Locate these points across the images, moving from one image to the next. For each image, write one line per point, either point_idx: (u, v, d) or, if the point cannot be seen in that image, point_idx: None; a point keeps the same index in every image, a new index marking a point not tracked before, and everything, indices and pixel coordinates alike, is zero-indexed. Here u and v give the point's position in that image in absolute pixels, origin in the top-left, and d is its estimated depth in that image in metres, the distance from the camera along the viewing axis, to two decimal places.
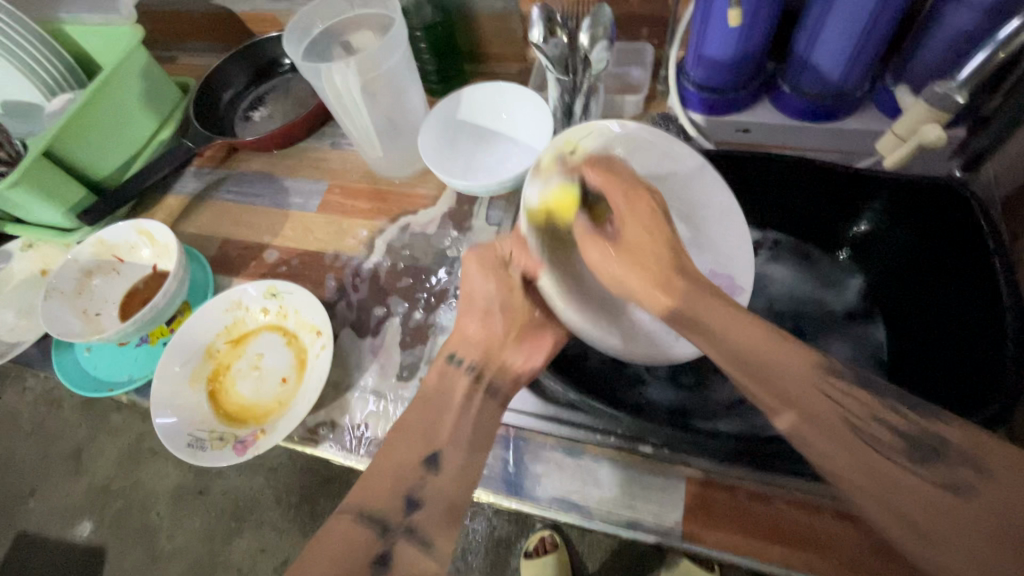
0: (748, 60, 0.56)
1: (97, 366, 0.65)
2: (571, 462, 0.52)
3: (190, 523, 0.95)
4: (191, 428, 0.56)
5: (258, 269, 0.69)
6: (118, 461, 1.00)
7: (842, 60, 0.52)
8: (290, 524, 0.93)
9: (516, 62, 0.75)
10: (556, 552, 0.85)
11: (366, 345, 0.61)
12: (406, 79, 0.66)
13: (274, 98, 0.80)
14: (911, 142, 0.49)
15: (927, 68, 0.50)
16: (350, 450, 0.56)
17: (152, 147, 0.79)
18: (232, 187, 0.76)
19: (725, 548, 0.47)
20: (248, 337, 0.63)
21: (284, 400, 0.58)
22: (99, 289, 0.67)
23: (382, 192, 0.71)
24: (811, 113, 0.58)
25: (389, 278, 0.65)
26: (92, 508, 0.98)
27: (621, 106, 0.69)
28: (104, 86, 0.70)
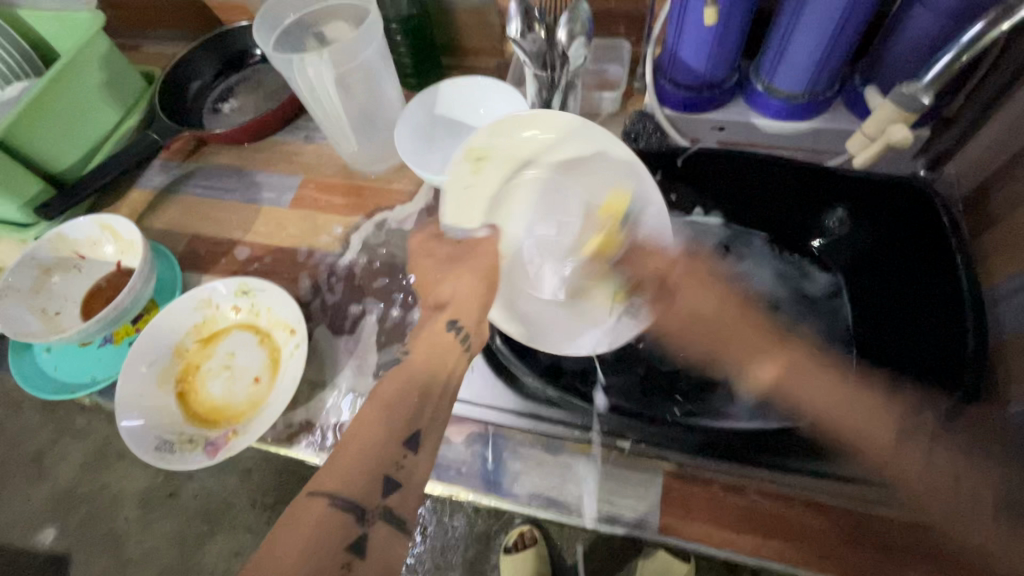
0: (724, 58, 0.56)
1: (58, 367, 0.62)
2: (550, 458, 0.52)
3: (160, 527, 0.93)
4: (159, 431, 0.54)
5: (228, 266, 0.67)
6: (82, 465, 0.97)
7: (811, 60, 0.53)
8: (265, 525, 0.92)
9: (493, 57, 0.75)
10: (535, 547, 0.85)
11: (342, 343, 0.60)
12: (382, 72, 0.64)
13: (244, 90, 0.78)
14: (880, 141, 0.49)
15: (897, 70, 0.51)
16: (326, 450, 0.55)
17: (115, 139, 0.76)
18: (201, 181, 0.74)
19: (700, 539, 0.48)
20: (218, 336, 0.61)
21: (257, 400, 0.57)
22: (59, 288, 0.65)
23: (358, 188, 0.70)
24: (784, 112, 0.59)
25: (366, 275, 0.64)
26: (56, 514, 0.94)
27: (599, 103, 0.69)
28: (61, 75, 0.67)
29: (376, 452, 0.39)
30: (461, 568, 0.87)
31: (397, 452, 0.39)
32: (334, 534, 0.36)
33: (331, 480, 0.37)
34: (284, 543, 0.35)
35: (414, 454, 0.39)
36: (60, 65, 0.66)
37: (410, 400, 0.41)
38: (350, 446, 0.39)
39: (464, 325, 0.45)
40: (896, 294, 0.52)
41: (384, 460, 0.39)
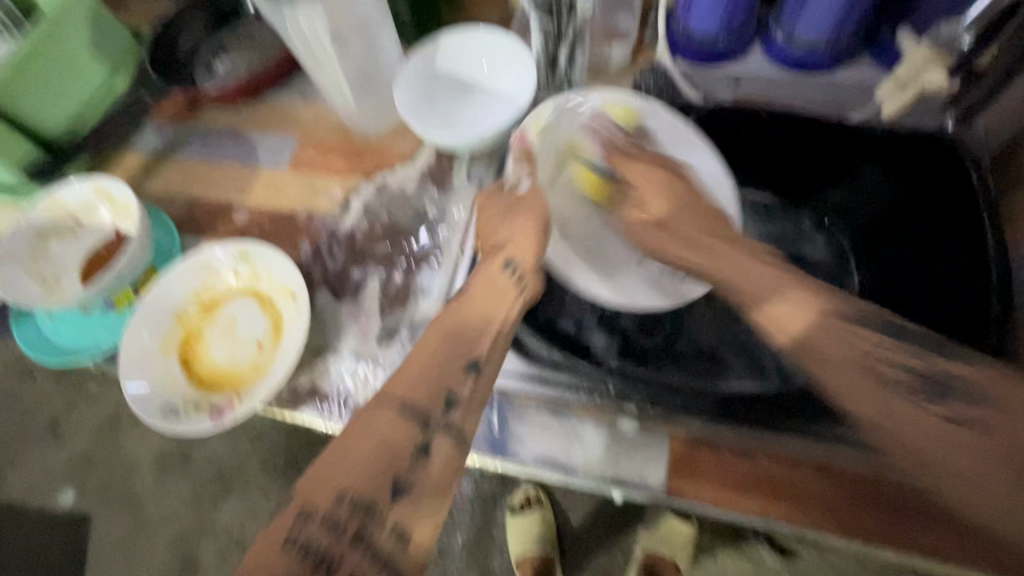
0: (743, 4, 0.53)
1: (60, 334, 0.62)
2: (556, 422, 0.52)
3: (175, 489, 0.95)
4: (163, 396, 0.54)
5: (227, 231, 0.66)
6: (95, 429, 0.98)
7: (839, 4, 0.49)
8: (277, 487, 0.93)
9: (496, 8, 0.71)
10: (542, 507, 0.87)
11: (346, 308, 0.59)
12: (379, 24, 0.61)
13: (237, 47, 0.75)
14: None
15: (935, 10, 0.48)
16: (332, 415, 0.55)
17: (107, 101, 0.73)
18: (196, 143, 0.72)
19: (706, 501, 0.48)
20: (220, 302, 0.60)
21: (261, 365, 0.56)
22: (57, 254, 0.64)
23: (357, 149, 0.67)
24: (806, 62, 0.56)
25: (368, 239, 0.62)
26: (73, 477, 0.96)
27: (607, 56, 0.65)
28: (46, 32, 0.64)
29: (437, 371, 0.41)
30: (469, 528, 0.89)
31: (459, 375, 0.41)
32: (400, 436, 0.38)
33: (402, 390, 0.40)
34: (358, 441, 0.38)
35: (476, 377, 0.41)
36: (44, 20, 0.63)
37: (444, 343, 0.42)
38: (412, 369, 0.41)
39: (520, 265, 0.46)
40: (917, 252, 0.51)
41: (446, 376, 0.41)
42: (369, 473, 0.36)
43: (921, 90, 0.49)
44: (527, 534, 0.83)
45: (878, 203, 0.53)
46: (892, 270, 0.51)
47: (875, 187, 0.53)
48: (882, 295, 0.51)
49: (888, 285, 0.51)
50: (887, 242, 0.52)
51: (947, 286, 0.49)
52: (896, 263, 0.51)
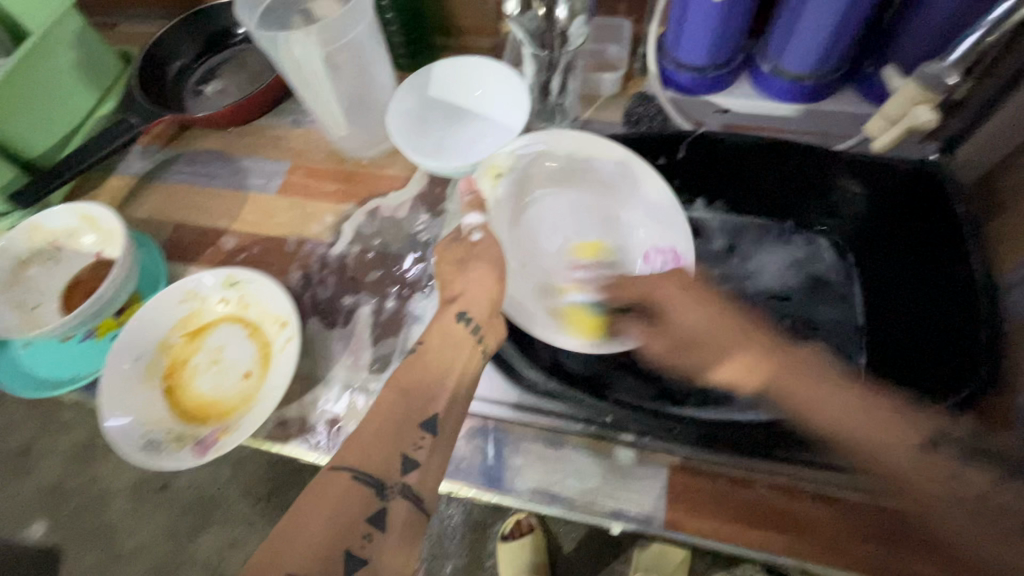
0: (731, 38, 0.54)
1: (38, 363, 0.60)
2: (552, 453, 0.51)
3: (152, 520, 0.91)
4: (146, 429, 0.52)
5: (214, 256, 0.64)
6: (68, 459, 0.94)
7: (823, 41, 0.50)
8: (260, 517, 0.90)
9: (488, 37, 0.72)
10: (533, 534, 0.85)
11: (336, 335, 0.58)
12: (372, 52, 0.61)
13: (227, 71, 0.74)
14: (903, 123, 0.47)
15: (916, 50, 0.49)
16: (321, 447, 0.53)
17: (92, 123, 0.72)
18: (184, 167, 0.71)
19: (706, 533, 0.47)
20: (206, 330, 0.59)
21: (248, 395, 0.55)
22: (36, 281, 0.62)
23: (348, 174, 0.67)
24: (792, 94, 0.57)
25: (359, 264, 0.61)
26: (44, 508, 0.92)
27: (598, 84, 0.66)
28: (32, 55, 0.63)
29: (396, 435, 0.39)
30: (458, 558, 0.86)
31: (415, 436, 0.39)
32: (355, 505, 0.35)
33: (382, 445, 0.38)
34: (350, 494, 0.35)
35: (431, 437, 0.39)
36: (31, 43, 0.62)
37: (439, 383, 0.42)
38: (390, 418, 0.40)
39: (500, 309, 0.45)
40: (910, 280, 0.53)
41: (402, 440, 0.38)
42: (320, 551, 0.34)
43: (911, 126, 0.46)
44: (518, 563, 0.81)
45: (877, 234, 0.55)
46: (895, 305, 0.53)
47: (873, 220, 0.55)
48: (877, 318, 0.52)
49: (888, 321, 0.52)
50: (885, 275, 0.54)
51: (936, 320, 0.50)
52: (891, 288, 0.53)
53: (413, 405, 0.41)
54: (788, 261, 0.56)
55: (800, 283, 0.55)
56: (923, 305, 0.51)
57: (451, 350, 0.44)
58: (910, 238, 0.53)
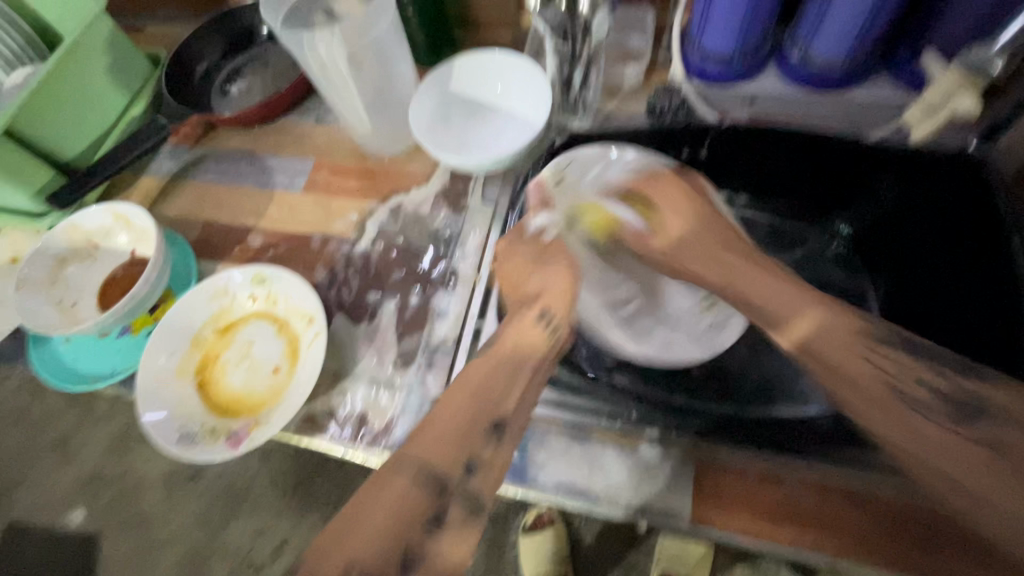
0: (758, 27, 0.53)
1: (77, 358, 0.62)
2: (577, 448, 0.51)
3: (186, 507, 0.94)
4: (181, 422, 0.54)
5: (242, 254, 0.66)
6: (106, 449, 0.98)
7: (855, 28, 0.49)
8: (287, 507, 0.92)
9: (509, 30, 0.72)
10: (555, 526, 0.85)
11: (361, 332, 0.59)
12: (395, 49, 0.62)
13: (252, 70, 0.76)
14: (944, 110, 0.46)
15: (956, 39, 0.47)
16: (349, 441, 0.54)
17: (124, 125, 0.74)
18: (212, 166, 0.72)
19: (734, 530, 0.47)
20: (235, 326, 0.60)
21: (277, 390, 0.56)
22: (75, 279, 0.64)
23: (371, 171, 0.68)
24: (818, 83, 0.56)
25: (383, 261, 0.62)
26: (84, 495, 0.96)
27: (621, 77, 0.65)
28: (66, 58, 0.65)
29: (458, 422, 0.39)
30: (481, 549, 0.87)
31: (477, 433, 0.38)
32: (392, 497, 0.36)
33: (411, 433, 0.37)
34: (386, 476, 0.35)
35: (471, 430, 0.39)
36: (65, 47, 0.64)
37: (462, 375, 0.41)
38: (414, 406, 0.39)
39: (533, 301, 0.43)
40: (944, 280, 0.50)
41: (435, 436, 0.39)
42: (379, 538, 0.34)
43: (953, 113, 0.46)
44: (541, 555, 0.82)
45: (890, 225, 0.54)
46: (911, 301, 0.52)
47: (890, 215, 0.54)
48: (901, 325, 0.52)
49: (914, 322, 0.51)
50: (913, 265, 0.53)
51: (970, 322, 0.48)
52: (917, 290, 0.52)
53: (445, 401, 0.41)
54: (797, 263, 0.56)
55: (811, 284, 0.55)
56: (957, 300, 0.49)
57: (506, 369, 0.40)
58: (929, 227, 0.52)
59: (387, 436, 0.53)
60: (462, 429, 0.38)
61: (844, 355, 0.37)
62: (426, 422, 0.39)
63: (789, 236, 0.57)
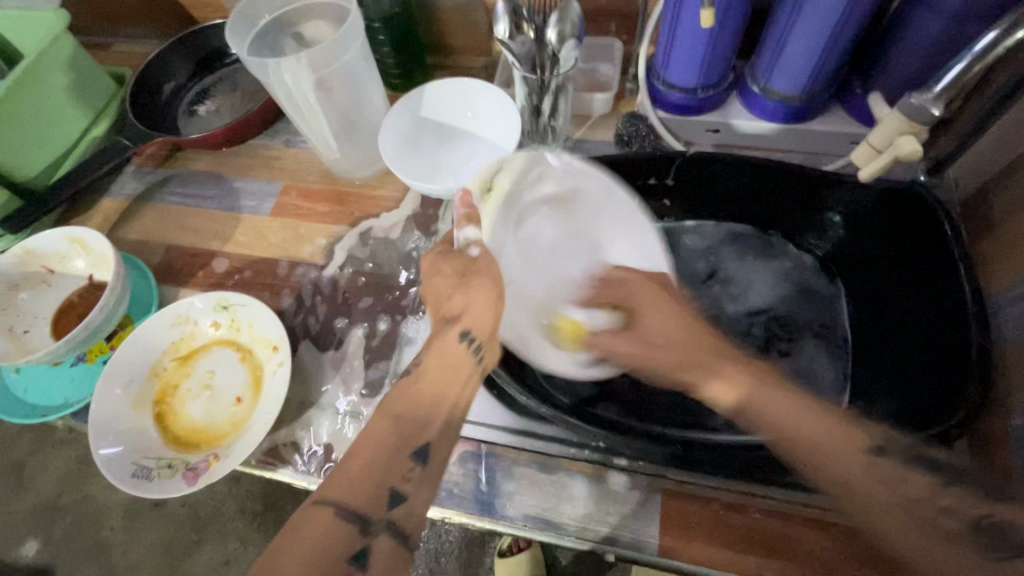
0: (720, 61, 0.55)
1: (27, 388, 0.59)
2: (544, 478, 0.50)
3: (146, 538, 0.90)
4: (135, 456, 0.52)
5: (206, 279, 0.64)
6: (61, 477, 0.93)
7: (811, 64, 0.51)
8: (255, 536, 0.90)
9: (481, 57, 0.73)
10: (530, 550, 0.84)
11: (327, 360, 0.58)
12: (364, 74, 0.62)
13: (221, 92, 0.75)
14: (888, 153, 0.47)
15: (902, 77, 0.49)
16: (313, 472, 0.53)
17: (85, 145, 0.72)
18: (176, 188, 0.71)
19: (703, 562, 0.46)
20: (197, 354, 0.58)
21: (239, 421, 0.54)
22: (27, 305, 0.62)
23: (341, 195, 0.67)
24: (777, 115, 0.57)
25: (351, 287, 0.61)
26: (36, 526, 0.91)
27: (590, 104, 0.66)
28: (25, 78, 0.63)
29: (419, 455, 0.39)
30: (454, 575, 0.85)
31: (440, 456, 0.39)
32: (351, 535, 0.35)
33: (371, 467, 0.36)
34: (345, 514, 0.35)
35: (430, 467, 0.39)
36: (23, 67, 0.62)
37: (426, 408, 0.41)
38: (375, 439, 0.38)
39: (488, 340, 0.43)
40: (906, 307, 0.52)
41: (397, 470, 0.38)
42: None
43: (895, 156, 0.46)
44: None
45: (855, 247, 0.56)
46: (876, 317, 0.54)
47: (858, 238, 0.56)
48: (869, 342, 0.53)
49: (878, 346, 0.52)
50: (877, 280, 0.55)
51: (925, 344, 0.49)
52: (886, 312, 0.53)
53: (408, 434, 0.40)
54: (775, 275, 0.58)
55: (789, 295, 0.57)
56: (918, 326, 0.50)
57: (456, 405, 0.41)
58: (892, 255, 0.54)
59: None
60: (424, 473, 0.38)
61: (786, 416, 0.39)
62: (387, 464, 0.38)
63: (769, 247, 0.59)
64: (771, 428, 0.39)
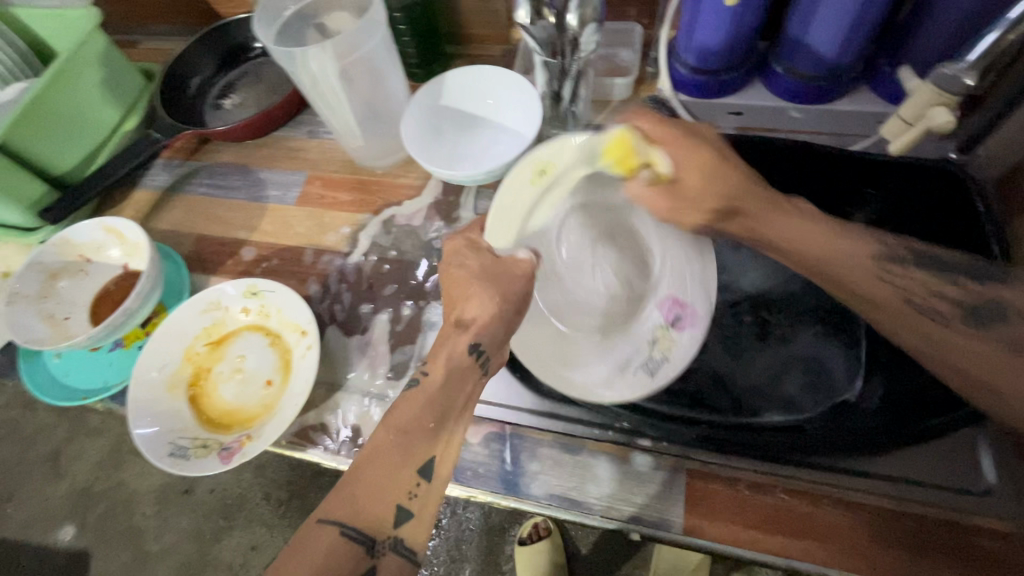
0: (742, 41, 0.54)
1: (68, 372, 0.62)
2: (568, 458, 0.51)
3: (177, 523, 0.92)
4: (172, 436, 0.54)
5: (235, 267, 0.66)
6: (97, 463, 0.96)
7: (837, 41, 0.50)
8: (282, 520, 0.92)
9: (500, 45, 0.73)
10: (550, 537, 0.85)
11: (354, 344, 0.59)
12: (387, 63, 0.62)
13: (245, 85, 0.76)
14: (919, 125, 0.46)
15: (931, 51, 0.49)
16: (343, 452, 0.54)
17: (117, 139, 0.74)
18: (204, 180, 0.73)
19: (726, 540, 0.46)
20: (228, 339, 0.60)
21: (270, 403, 0.56)
22: (66, 293, 0.64)
23: (364, 184, 0.68)
24: (802, 96, 0.57)
25: (376, 273, 0.62)
26: (74, 511, 0.94)
27: (610, 90, 0.66)
28: (61, 74, 0.65)
29: None
30: (474, 563, 0.86)
31: None
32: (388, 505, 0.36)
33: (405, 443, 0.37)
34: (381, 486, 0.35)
35: None
36: (59, 63, 0.64)
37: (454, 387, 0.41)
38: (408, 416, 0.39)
39: None
40: None
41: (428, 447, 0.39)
42: None
43: (927, 128, 0.45)
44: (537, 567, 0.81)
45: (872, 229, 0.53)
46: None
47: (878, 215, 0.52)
48: None
49: None
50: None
51: None
52: None
53: (440, 411, 0.41)
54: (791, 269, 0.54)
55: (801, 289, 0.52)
56: None
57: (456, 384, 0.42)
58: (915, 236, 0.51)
59: None
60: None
61: (863, 282, 0.41)
62: (420, 440, 0.39)
63: None
64: (841, 286, 0.42)
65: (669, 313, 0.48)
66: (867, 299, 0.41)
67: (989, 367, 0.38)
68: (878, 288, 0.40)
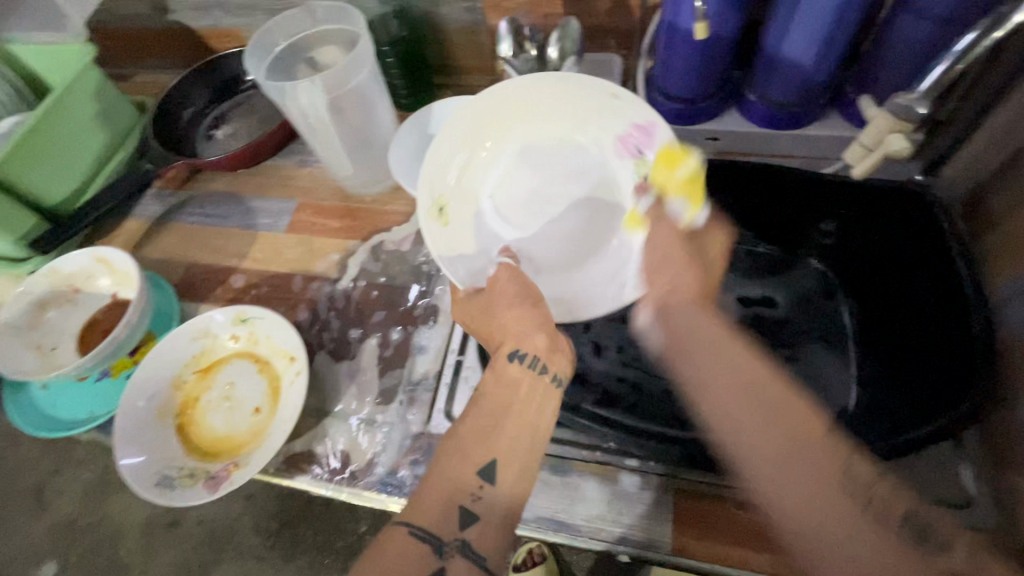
0: (717, 72, 0.57)
1: (54, 403, 0.61)
2: (557, 480, 0.51)
3: (163, 556, 0.90)
4: (159, 466, 0.53)
5: (225, 294, 0.66)
6: (83, 495, 0.94)
7: (805, 71, 0.53)
8: (270, 551, 0.89)
9: (486, 75, 0.75)
10: (545, 564, 0.82)
11: (343, 369, 0.59)
12: (376, 95, 0.64)
13: (237, 116, 0.78)
14: (879, 151, 0.48)
15: (894, 81, 0.51)
16: (331, 479, 0.54)
17: (110, 169, 0.76)
18: (195, 209, 0.74)
19: (715, 558, 0.47)
20: (218, 366, 0.60)
21: (258, 430, 0.56)
22: (55, 323, 0.64)
23: (353, 211, 0.69)
24: (776, 122, 0.59)
25: (364, 300, 0.63)
26: (57, 547, 0.91)
27: None
28: (54, 108, 0.67)
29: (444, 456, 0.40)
30: None
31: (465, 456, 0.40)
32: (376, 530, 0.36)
33: None
34: None
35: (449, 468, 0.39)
36: (53, 97, 0.66)
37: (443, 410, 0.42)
38: None
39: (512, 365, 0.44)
40: (911, 301, 0.52)
41: None
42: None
43: (886, 154, 0.47)
44: None
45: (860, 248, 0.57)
46: (881, 329, 0.55)
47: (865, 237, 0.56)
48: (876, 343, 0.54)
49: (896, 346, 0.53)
50: (884, 287, 0.56)
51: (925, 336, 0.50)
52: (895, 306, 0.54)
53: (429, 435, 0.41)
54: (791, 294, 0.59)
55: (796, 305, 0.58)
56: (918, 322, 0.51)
57: (507, 385, 0.42)
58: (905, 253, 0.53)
59: (368, 473, 0.54)
60: (455, 478, 0.39)
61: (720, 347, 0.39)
62: None
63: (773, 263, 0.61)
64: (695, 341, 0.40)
65: (633, 151, 0.52)
66: (698, 357, 0.39)
67: (765, 475, 0.34)
68: (773, 448, 0.34)
